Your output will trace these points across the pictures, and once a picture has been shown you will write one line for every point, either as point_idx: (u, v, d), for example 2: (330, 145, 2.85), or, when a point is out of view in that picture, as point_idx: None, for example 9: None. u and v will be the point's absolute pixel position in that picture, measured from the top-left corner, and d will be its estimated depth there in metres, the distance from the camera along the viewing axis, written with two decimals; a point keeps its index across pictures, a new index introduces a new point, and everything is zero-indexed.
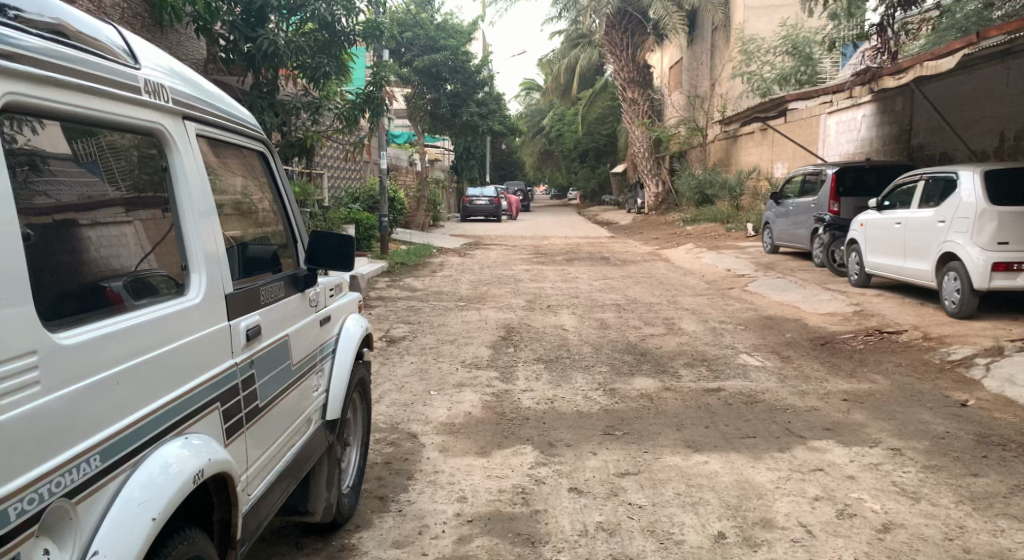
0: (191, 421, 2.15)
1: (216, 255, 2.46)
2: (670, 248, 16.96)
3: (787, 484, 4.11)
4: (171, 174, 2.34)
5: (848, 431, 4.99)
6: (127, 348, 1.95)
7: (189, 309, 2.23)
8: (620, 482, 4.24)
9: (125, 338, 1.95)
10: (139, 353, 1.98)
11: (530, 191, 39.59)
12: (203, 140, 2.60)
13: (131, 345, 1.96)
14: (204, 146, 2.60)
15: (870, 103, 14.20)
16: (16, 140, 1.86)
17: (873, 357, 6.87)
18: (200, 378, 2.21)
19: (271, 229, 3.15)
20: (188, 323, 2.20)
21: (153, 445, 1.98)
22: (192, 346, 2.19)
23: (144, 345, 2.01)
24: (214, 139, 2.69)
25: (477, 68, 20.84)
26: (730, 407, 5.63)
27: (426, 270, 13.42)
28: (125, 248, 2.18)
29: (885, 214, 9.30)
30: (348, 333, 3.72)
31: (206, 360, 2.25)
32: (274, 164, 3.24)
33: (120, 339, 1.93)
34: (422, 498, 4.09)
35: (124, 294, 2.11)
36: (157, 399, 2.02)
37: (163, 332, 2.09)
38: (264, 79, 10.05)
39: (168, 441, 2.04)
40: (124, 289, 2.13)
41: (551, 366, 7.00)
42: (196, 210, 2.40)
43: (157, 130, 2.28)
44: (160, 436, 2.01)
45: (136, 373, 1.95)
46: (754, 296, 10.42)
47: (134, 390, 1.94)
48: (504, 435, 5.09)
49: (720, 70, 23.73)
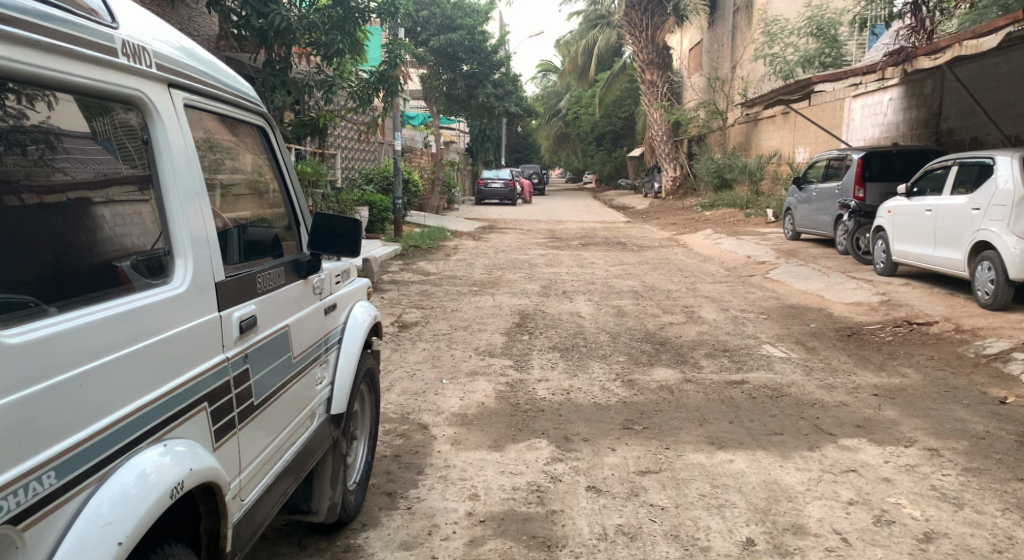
0: (172, 424, 1.94)
1: (203, 236, 2.24)
2: (688, 234, 16.64)
3: (818, 487, 3.89)
4: (153, 149, 2.12)
5: (880, 429, 4.74)
6: (89, 349, 1.73)
7: (172, 299, 2.02)
8: (641, 481, 4.02)
9: (87, 337, 1.73)
10: (107, 353, 1.77)
11: (545, 174, 39.18)
12: (202, 116, 2.39)
13: (95, 345, 1.75)
14: (203, 123, 2.39)
15: (898, 86, 13.79)
16: (26, 117, 1.86)
17: (903, 350, 6.60)
18: (184, 375, 2.01)
19: (276, 211, 2.95)
20: (169, 315, 2.00)
21: (126, 453, 1.78)
22: (173, 341, 1.98)
23: (114, 342, 1.80)
24: (220, 115, 2.53)
25: (494, 48, 20.49)
26: (755, 401, 5.39)
27: (440, 253, 13.20)
28: (140, 228, 2.09)
29: (915, 200, 8.99)
30: (355, 321, 3.51)
31: (192, 356, 2.05)
32: (276, 140, 2.99)
33: (81, 338, 1.72)
34: (432, 495, 3.89)
35: (133, 273, 2.04)
36: (129, 404, 1.81)
37: (138, 327, 1.89)
38: (277, 56, 9.82)
39: (145, 448, 1.84)
40: (134, 269, 2.05)
41: (567, 354, 6.79)
42: (183, 187, 2.19)
43: (137, 98, 2.06)
44: (135, 443, 1.81)
45: (103, 373, 1.75)
46: (776, 284, 10.13)
47: (99, 393, 1.73)
48: (519, 427, 4.89)
49: (742, 52, 23.29)
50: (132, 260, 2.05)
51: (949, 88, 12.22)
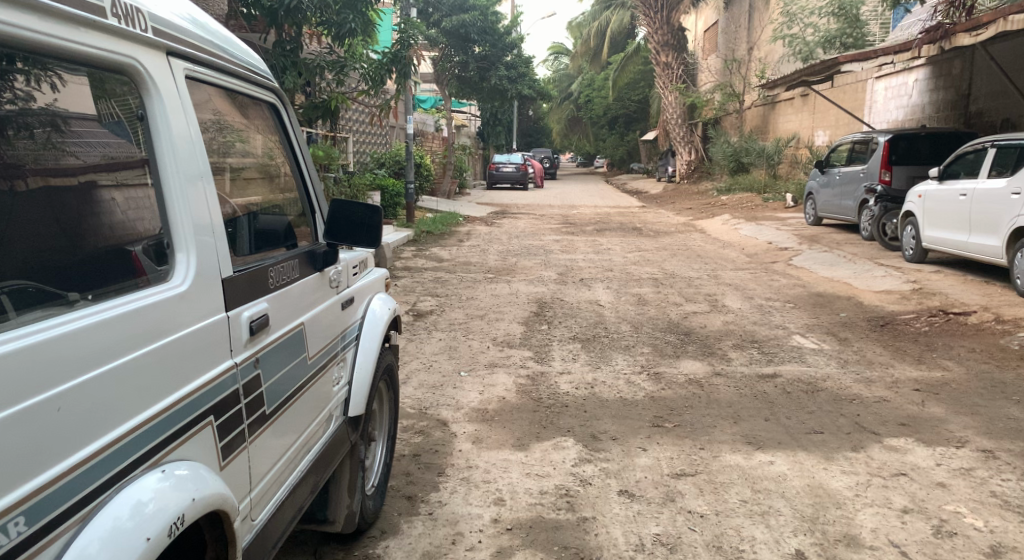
0: (173, 443, 1.71)
1: (208, 223, 1.98)
2: (705, 219, 16.30)
3: (867, 492, 3.63)
4: (149, 125, 1.86)
5: (926, 427, 4.47)
6: (68, 364, 1.48)
7: (171, 300, 1.77)
8: (676, 485, 3.77)
9: (65, 347, 1.48)
10: (89, 368, 1.52)
11: (556, 158, 38.83)
12: (211, 94, 2.16)
13: (75, 358, 1.49)
14: (212, 104, 2.16)
15: (924, 66, 13.39)
16: (33, 99, 1.68)
17: (941, 341, 6.31)
18: (185, 388, 1.76)
19: (288, 196, 2.69)
20: (167, 321, 1.74)
21: (115, 483, 1.55)
22: (170, 349, 1.73)
23: (104, 353, 1.56)
24: (228, 89, 2.27)
25: (507, 30, 20.11)
26: (790, 396, 5.12)
27: (453, 239, 12.95)
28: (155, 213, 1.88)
29: (947, 185, 8.67)
30: (373, 315, 3.27)
31: (195, 365, 1.80)
32: (291, 119, 2.74)
33: (55, 353, 1.46)
34: (455, 499, 3.65)
35: (145, 261, 1.82)
36: (118, 425, 1.57)
37: (129, 336, 1.63)
38: (287, 35, 9.61)
39: (140, 475, 1.60)
40: (146, 256, 1.83)
41: (588, 345, 6.53)
42: (183, 169, 1.92)
43: (131, 68, 1.80)
44: (128, 470, 1.58)
45: (86, 393, 1.50)
46: (801, 271, 9.83)
47: (80, 415, 1.48)
48: (542, 424, 4.64)
49: (759, 32, 22.86)
50: (144, 244, 1.84)
51: (980, 68, 11.86)
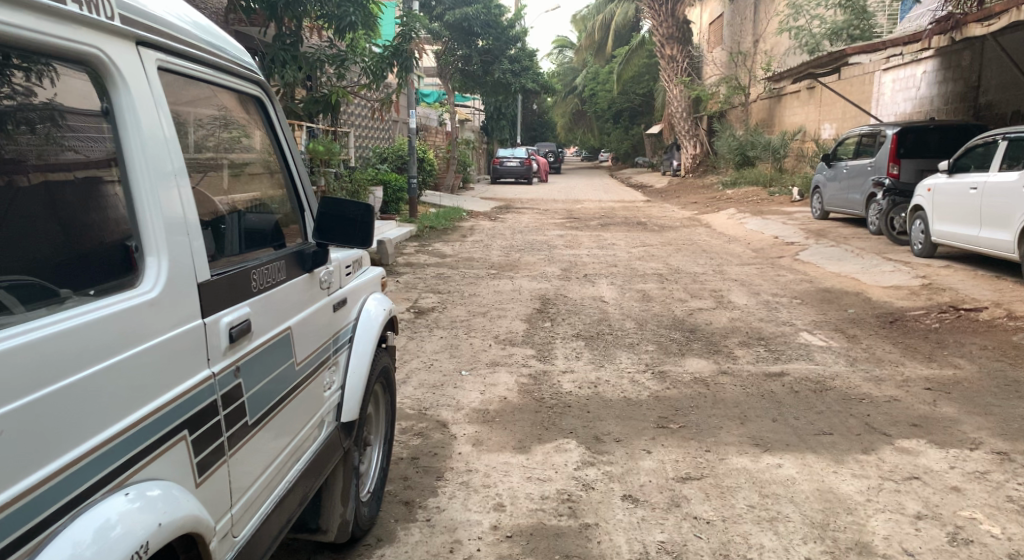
0: (142, 461, 1.61)
1: (182, 223, 1.87)
2: (710, 214, 16.13)
3: (879, 497, 3.51)
4: (115, 120, 1.75)
5: (939, 428, 4.35)
6: (16, 383, 1.37)
7: (137, 309, 1.66)
8: (681, 490, 3.66)
9: (10, 364, 1.37)
10: (41, 386, 1.41)
11: (560, 153, 38.62)
12: (214, 91, 2.22)
13: (22, 376, 1.39)
14: (217, 100, 2.25)
15: (932, 58, 13.23)
16: (34, 94, 1.67)
17: (952, 338, 6.18)
18: (155, 402, 1.66)
19: (271, 194, 2.59)
20: (133, 331, 1.64)
21: (74, 508, 1.45)
22: (136, 362, 1.63)
23: (62, 365, 1.46)
24: (208, 83, 2.18)
25: (511, 23, 19.92)
26: (798, 396, 5.00)
27: (456, 235, 12.85)
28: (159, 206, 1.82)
29: (957, 178, 8.53)
30: (368, 315, 3.16)
31: (167, 377, 1.71)
32: (277, 113, 2.63)
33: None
34: (453, 505, 3.55)
35: (140, 259, 1.77)
36: (77, 446, 1.47)
37: (88, 350, 1.52)
38: (288, 29, 9.49)
39: (102, 497, 1.51)
40: (136, 257, 1.77)
41: (592, 343, 6.42)
42: (154, 166, 1.82)
43: (95, 59, 1.69)
44: (88, 493, 1.48)
45: (36, 414, 1.39)
46: (807, 266, 9.70)
47: (30, 437, 1.38)
48: (544, 425, 4.53)
49: (765, 24, 22.64)
50: (132, 243, 1.77)
51: (989, 60, 11.71)
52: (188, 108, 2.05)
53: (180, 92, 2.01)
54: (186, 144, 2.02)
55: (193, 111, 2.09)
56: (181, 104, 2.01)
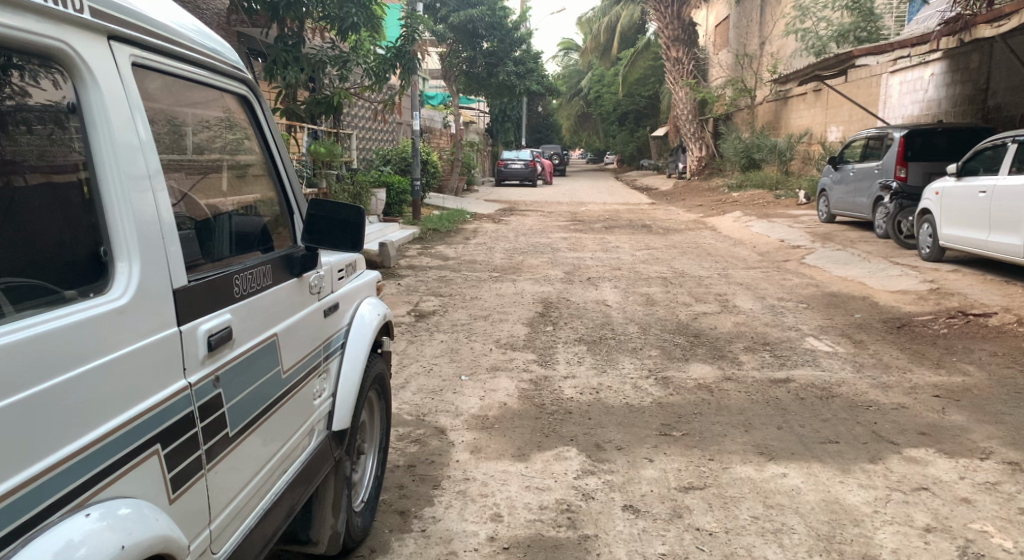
0: (107, 479, 1.56)
1: (156, 227, 1.80)
2: (715, 217, 16.01)
3: (886, 508, 3.42)
4: (86, 119, 1.69)
5: (948, 437, 4.25)
6: None
7: (104, 318, 1.60)
8: (684, 500, 3.58)
9: None
10: None
11: (565, 155, 38.50)
12: (223, 94, 2.31)
13: None
14: (223, 102, 2.32)
15: (941, 60, 13.11)
16: (29, 94, 1.65)
17: (961, 344, 6.08)
18: (123, 415, 1.61)
19: (258, 196, 2.51)
20: (100, 342, 1.58)
21: (32, 529, 1.41)
22: (101, 373, 1.57)
23: (16, 379, 1.41)
24: (195, 84, 2.14)
25: (515, 25, 19.84)
26: (804, 402, 4.91)
27: (459, 237, 12.78)
28: (134, 211, 1.75)
29: (965, 181, 8.43)
30: (361, 321, 3.08)
31: (136, 389, 1.65)
32: (264, 112, 2.55)
33: None
34: (449, 515, 3.47)
35: (116, 265, 1.71)
36: (34, 464, 1.42)
37: (46, 362, 1.46)
38: (290, 30, 9.43)
39: (62, 517, 1.45)
40: (107, 262, 1.71)
41: (594, 347, 6.33)
42: (125, 167, 1.74)
43: (61, 53, 1.62)
44: (47, 513, 1.43)
45: None
46: (813, 270, 9.60)
47: None
48: (545, 432, 4.45)
49: (771, 26, 22.53)
50: (106, 247, 1.71)
51: (998, 62, 11.60)
52: (190, 111, 2.13)
53: (183, 94, 2.08)
54: (182, 145, 2.09)
55: (196, 114, 2.16)
56: (180, 106, 2.07)
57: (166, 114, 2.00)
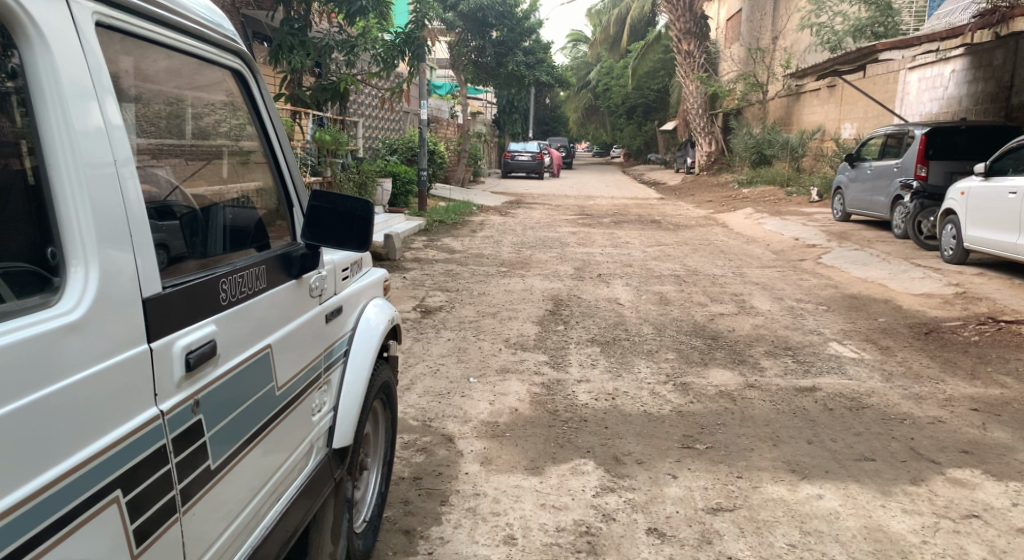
0: (51, 538, 1.29)
1: (122, 218, 1.51)
2: (727, 213, 15.66)
3: (935, 538, 3.14)
4: (34, 93, 1.41)
5: (993, 457, 3.96)
6: None
7: (50, 336, 1.32)
8: (712, 523, 3.29)
9: None
10: None
11: (571, 148, 38.08)
12: (226, 74, 2.06)
13: None
14: (226, 85, 2.08)
15: (962, 57, 12.78)
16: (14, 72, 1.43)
17: (994, 353, 5.79)
18: (73, 457, 1.33)
19: (257, 185, 2.25)
20: (44, 365, 1.30)
21: None
22: (44, 405, 1.28)
23: None
24: (196, 59, 1.91)
25: (525, 15, 19.45)
26: (833, 414, 4.61)
27: (466, 229, 12.48)
28: (90, 202, 1.46)
29: (993, 181, 8.11)
30: (367, 324, 2.79)
31: (90, 422, 1.37)
32: (259, 88, 2.22)
33: None
34: (458, 536, 3.19)
35: (65, 272, 1.42)
36: None
37: None
38: (296, 13, 9.14)
39: None
40: (56, 267, 1.43)
41: (608, 349, 6.03)
42: (81, 154, 1.45)
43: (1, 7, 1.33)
44: None
45: None
46: (832, 270, 9.29)
47: None
48: (559, 442, 4.16)
49: (785, 21, 22.16)
50: (55, 249, 1.44)
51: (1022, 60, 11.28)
52: (194, 92, 1.95)
53: (189, 76, 1.91)
54: (182, 129, 1.93)
55: (198, 96, 1.97)
56: (184, 87, 1.90)
57: (168, 96, 1.84)
